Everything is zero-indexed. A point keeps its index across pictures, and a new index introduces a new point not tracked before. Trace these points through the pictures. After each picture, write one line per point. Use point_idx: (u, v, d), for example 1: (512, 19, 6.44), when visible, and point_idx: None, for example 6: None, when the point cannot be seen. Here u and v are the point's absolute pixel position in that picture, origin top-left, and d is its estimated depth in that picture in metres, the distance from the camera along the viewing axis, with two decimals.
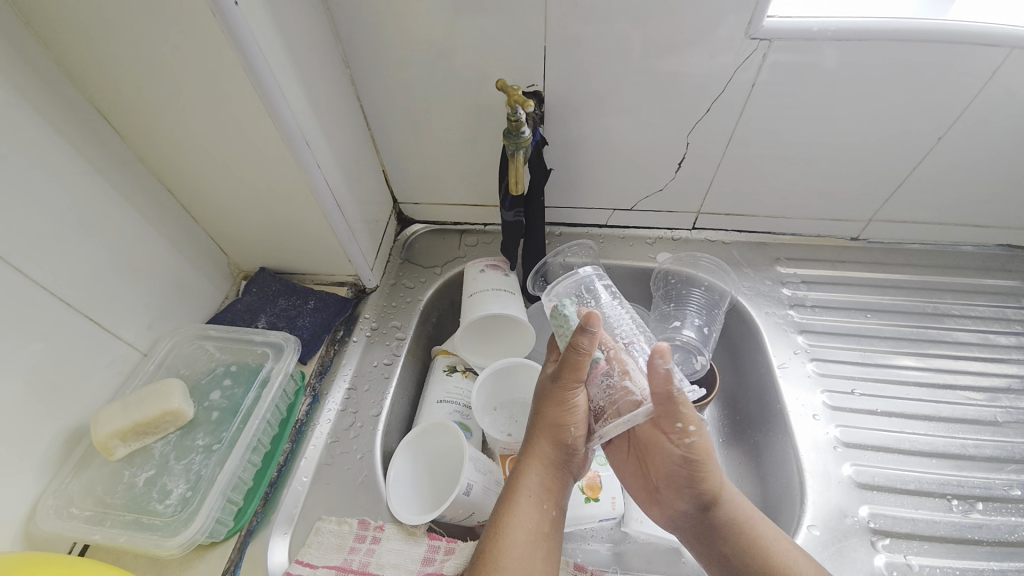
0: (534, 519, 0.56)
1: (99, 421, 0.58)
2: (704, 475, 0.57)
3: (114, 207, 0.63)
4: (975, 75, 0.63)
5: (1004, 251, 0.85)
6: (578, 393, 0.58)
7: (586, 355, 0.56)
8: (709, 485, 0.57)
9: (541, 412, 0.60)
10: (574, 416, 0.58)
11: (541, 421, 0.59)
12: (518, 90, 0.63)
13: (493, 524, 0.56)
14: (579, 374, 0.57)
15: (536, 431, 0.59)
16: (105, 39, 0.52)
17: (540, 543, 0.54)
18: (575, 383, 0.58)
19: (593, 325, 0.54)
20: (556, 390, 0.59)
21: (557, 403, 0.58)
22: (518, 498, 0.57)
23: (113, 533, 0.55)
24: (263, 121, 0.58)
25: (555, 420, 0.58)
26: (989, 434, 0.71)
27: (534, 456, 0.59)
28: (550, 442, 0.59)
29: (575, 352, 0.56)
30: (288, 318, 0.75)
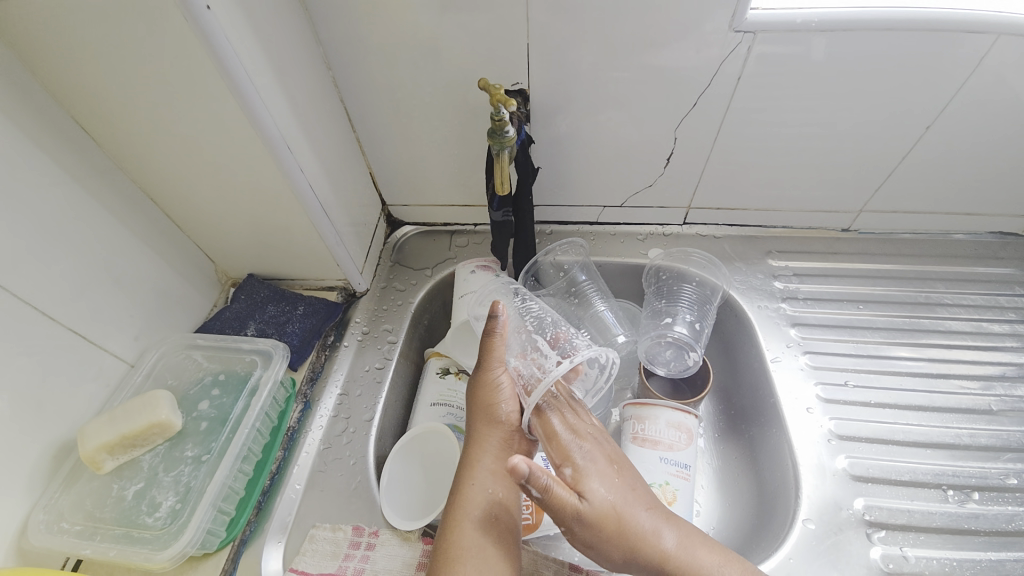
0: (483, 513, 0.54)
1: (86, 434, 0.57)
2: (622, 533, 0.52)
3: (97, 219, 0.62)
4: (962, 62, 0.62)
5: (996, 238, 0.85)
6: (499, 375, 0.61)
7: (498, 336, 0.62)
8: (626, 545, 0.52)
9: (477, 402, 0.62)
10: (500, 394, 0.61)
11: (475, 410, 0.61)
12: (500, 89, 0.62)
13: (445, 525, 0.54)
14: (495, 356, 0.62)
15: (473, 420, 0.61)
16: (79, 48, 0.51)
17: (492, 533, 0.53)
18: (494, 366, 0.62)
19: (498, 311, 0.62)
20: (482, 375, 0.62)
21: (486, 387, 0.62)
22: (466, 488, 0.56)
23: (103, 548, 0.55)
24: (243, 127, 0.57)
25: (484, 403, 0.61)
26: (984, 423, 0.71)
27: (474, 444, 0.59)
28: (489, 426, 0.60)
29: (487, 337, 0.62)
30: (277, 325, 0.75)
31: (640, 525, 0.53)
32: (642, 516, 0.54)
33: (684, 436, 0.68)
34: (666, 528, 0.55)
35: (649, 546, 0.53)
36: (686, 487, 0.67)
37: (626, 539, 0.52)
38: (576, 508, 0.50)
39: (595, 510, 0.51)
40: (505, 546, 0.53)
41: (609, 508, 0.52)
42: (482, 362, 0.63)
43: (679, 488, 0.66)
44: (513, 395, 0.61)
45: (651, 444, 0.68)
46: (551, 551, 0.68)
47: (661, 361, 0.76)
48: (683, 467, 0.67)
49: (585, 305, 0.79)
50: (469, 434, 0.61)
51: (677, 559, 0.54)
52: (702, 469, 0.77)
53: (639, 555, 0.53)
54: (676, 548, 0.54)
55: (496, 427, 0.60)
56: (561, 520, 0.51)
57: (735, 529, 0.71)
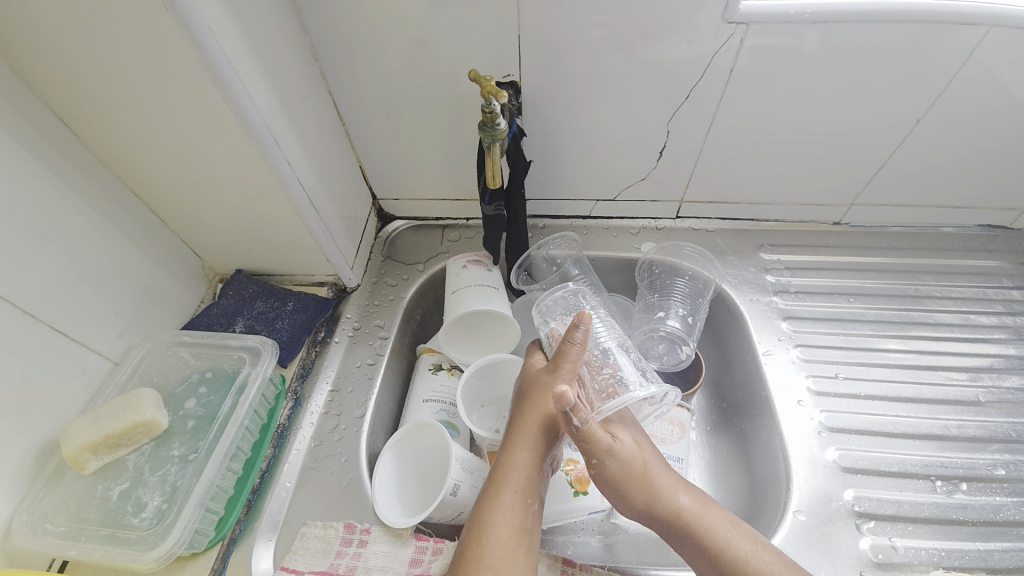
0: (517, 514, 0.55)
1: (68, 434, 0.56)
2: (645, 480, 0.56)
3: (78, 214, 0.60)
4: (953, 55, 0.62)
5: (984, 231, 0.86)
6: (570, 383, 0.59)
7: (580, 345, 0.58)
8: (647, 493, 0.56)
9: (532, 403, 0.60)
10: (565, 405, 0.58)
11: (532, 412, 0.59)
12: (491, 81, 0.61)
13: (477, 521, 0.54)
14: (573, 363, 0.59)
15: (525, 424, 0.59)
16: (56, 37, 0.49)
17: (523, 538, 0.54)
18: (568, 373, 0.59)
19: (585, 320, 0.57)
20: (551, 380, 0.59)
21: (545, 394, 0.59)
22: (505, 492, 0.55)
23: (89, 549, 0.54)
24: (228, 119, 0.56)
25: (546, 410, 0.58)
26: (971, 414, 0.72)
27: (518, 446, 0.58)
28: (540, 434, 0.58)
29: (566, 344, 0.58)
30: (266, 321, 0.74)
31: (660, 477, 0.57)
32: (662, 473, 0.58)
33: (677, 430, 0.69)
34: (684, 490, 0.58)
35: (666, 498, 0.56)
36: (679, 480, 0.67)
37: (648, 486, 0.56)
38: (609, 444, 0.55)
39: (624, 450, 0.56)
40: (531, 547, 0.54)
41: (635, 453, 0.56)
42: (555, 365, 0.60)
43: None
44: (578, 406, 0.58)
45: None
46: (546, 546, 0.68)
47: (654, 355, 0.76)
48: (676, 460, 0.68)
49: None
50: (514, 432, 0.60)
51: (693, 516, 0.56)
52: (694, 462, 0.77)
53: (658, 506, 0.56)
54: (691, 507, 0.56)
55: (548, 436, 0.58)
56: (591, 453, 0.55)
57: None
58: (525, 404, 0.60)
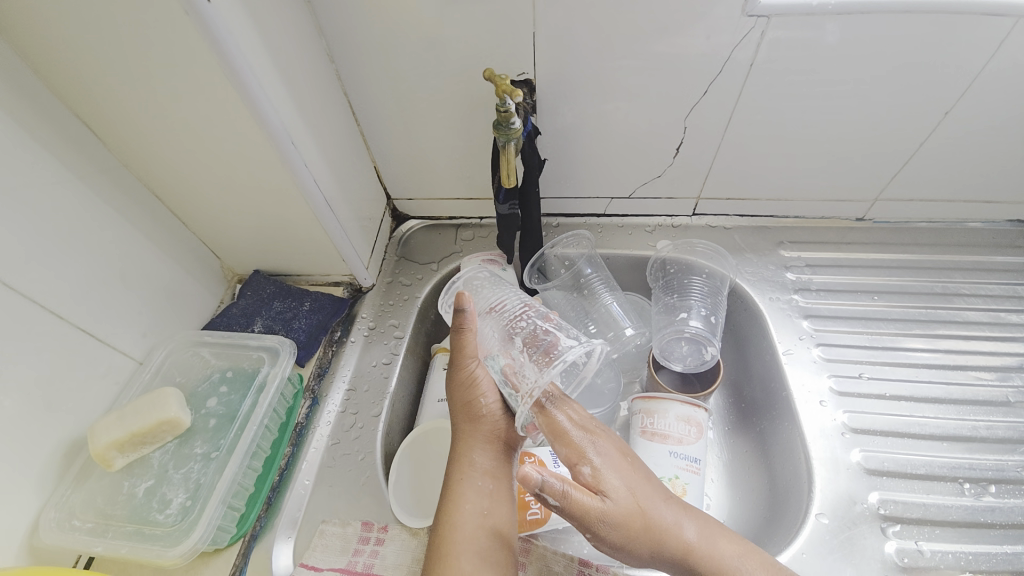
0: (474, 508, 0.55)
1: (96, 432, 0.57)
2: (645, 529, 0.52)
3: (101, 216, 0.61)
4: (985, 45, 0.60)
5: (1014, 226, 0.83)
6: (476, 370, 0.59)
7: (470, 331, 0.59)
8: (650, 540, 0.52)
9: (455, 399, 0.61)
10: (477, 390, 0.59)
11: (456, 408, 0.60)
12: (506, 80, 0.61)
13: (438, 516, 0.55)
14: (468, 353, 0.59)
15: (455, 419, 0.60)
16: (82, 42, 0.50)
17: (484, 524, 0.54)
18: (468, 363, 0.60)
19: (464, 303, 0.59)
20: (457, 375, 0.60)
21: (461, 384, 0.60)
22: (458, 484, 0.56)
23: (116, 545, 0.55)
24: (246, 121, 0.57)
25: (463, 402, 0.60)
26: (1001, 415, 0.70)
27: (461, 441, 0.59)
28: (470, 424, 0.59)
29: (458, 332, 0.59)
30: (284, 321, 0.75)
31: (664, 523, 0.53)
32: (662, 510, 0.54)
33: (694, 430, 0.68)
34: (685, 520, 0.55)
35: (671, 538, 0.53)
36: (695, 480, 0.66)
37: (652, 536, 0.53)
38: (601, 512, 0.50)
39: (619, 510, 0.51)
40: (495, 531, 0.54)
41: (631, 509, 0.52)
42: (455, 360, 0.60)
43: (690, 482, 0.66)
44: (494, 387, 0.60)
45: (660, 438, 0.68)
46: (562, 545, 0.67)
47: (677, 356, 0.75)
48: (694, 460, 0.67)
49: (593, 299, 0.79)
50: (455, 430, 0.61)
51: (699, 550, 0.54)
52: (711, 462, 0.76)
53: (661, 549, 0.53)
54: (697, 539, 0.55)
55: (479, 424, 0.59)
56: (586, 525, 0.50)
57: (745, 523, 0.70)
58: (450, 400, 0.61)
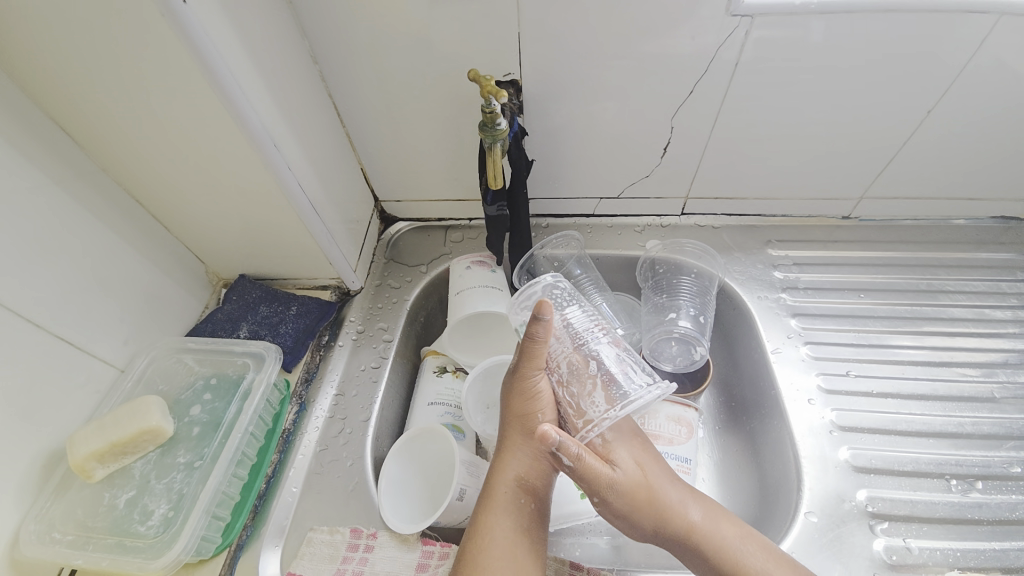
0: (514, 521, 0.54)
1: (74, 443, 0.56)
2: (651, 502, 0.54)
3: (79, 221, 0.60)
4: (966, 44, 0.61)
5: (997, 223, 0.84)
6: (540, 381, 0.57)
7: (541, 342, 0.55)
8: (656, 517, 0.53)
9: (510, 407, 0.58)
10: (539, 403, 0.57)
11: (510, 416, 0.58)
12: (491, 81, 0.62)
13: (474, 522, 0.54)
14: (537, 363, 0.56)
15: (506, 426, 0.58)
16: (57, 45, 0.49)
17: (522, 540, 0.53)
18: (534, 372, 0.56)
19: (544, 312, 0.53)
20: (518, 383, 0.57)
21: (522, 394, 0.57)
22: (497, 493, 0.55)
23: (96, 558, 0.54)
24: (226, 124, 0.56)
25: (520, 411, 0.57)
26: (987, 411, 0.70)
27: (508, 451, 0.57)
28: (521, 436, 0.57)
29: (530, 342, 0.55)
30: (270, 326, 0.74)
31: (670, 502, 0.54)
32: (669, 488, 0.55)
33: (685, 430, 0.68)
34: (693, 500, 0.56)
35: (677, 517, 0.54)
36: (687, 480, 0.66)
37: (657, 511, 0.54)
38: (609, 476, 0.52)
39: (626, 480, 0.53)
40: (533, 547, 0.53)
41: (637, 480, 0.54)
42: (517, 367, 0.57)
43: (681, 483, 0.65)
44: (553, 402, 0.58)
45: (651, 439, 0.68)
46: (553, 548, 0.67)
47: (667, 356, 0.75)
48: (684, 460, 0.67)
49: (583, 300, 0.78)
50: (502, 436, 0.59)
51: (704, 532, 0.54)
52: (703, 461, 0.76)
53: (668, 527, 0.54)
54: (702, 522, 0.54)
55: (532, 438, 0.57)
56: (593, 488, 0.52)
57: None
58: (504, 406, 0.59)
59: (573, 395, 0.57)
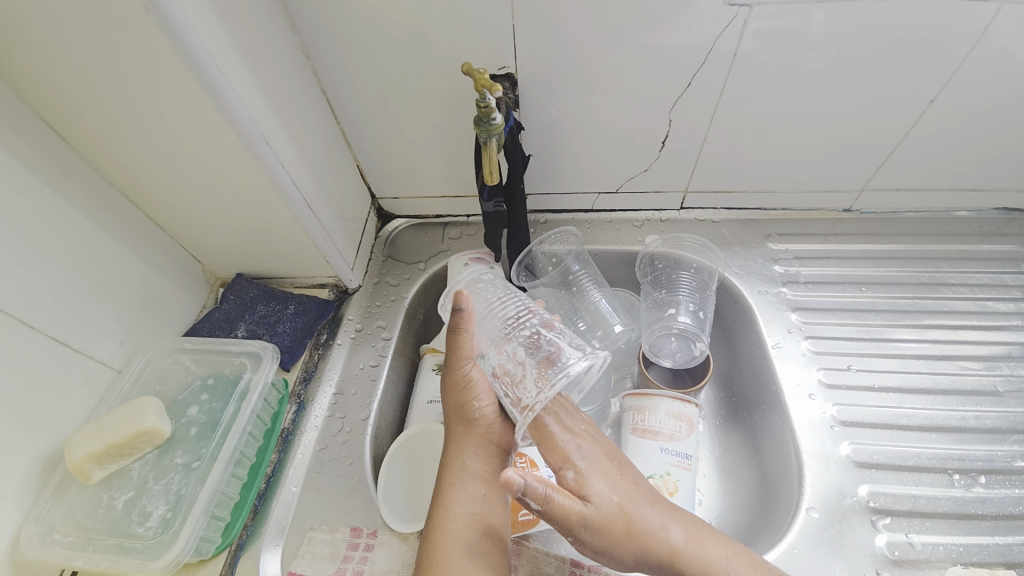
0: (466, 515, 0.54)
1: (72, 445, 0.56)
2: (630, 533, 0.52)
3: (72, 223, 0.60)
4: (969, 31, 0.60)
5: (1001, 214, 0.83)
6: (470, 370, 0.57)
7: (466, 330, 0.57)
8: (635, 546, 0.52)
9: (448, 401, 0.59)
10: (473, 392, 0.57)
11: (449, 411, 0.59)
12: (485, 74, 0.60)
13: (431, 522, 0.54)
14: (462, 351, 0.57)
15: (449, 420, 0.59)
16: (43, 43, 0.49)
17: (475, 531, 0.53)
18: (462, 362, 0.57)
19: (463, 302, 0.57)
20: (450, 375, 0.58)
21: (455, 386, 0.58)
22: (448, 489, 0.55)
23: (95, 559, 0.54)
24: (217, 123, 0.55)
25: (456, 404, 0.58)
26: (990, 405, 0.70)
27: (454, 444, 0.58)
28: (464, 427, 0.58)
29: (454, 332, 0.57)
30: (268, 325, 0.74)
31: (649, 526, 0.53)
32: (648, 512, 0.54)
33: (685, 426, 0.67)
34: (673, 523, 0.55)
35: (657, 543, 0.53)
36: (687, 477, 0.66)
37: (636, 540, 0.53)
38: (583, 515, 0.50)
39: (601, 513, 0.51)
40: (490, 538, 0.53)
41: (614, 511, 0.52)
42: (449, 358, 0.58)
43: (681, 479, 0.65)
44: (488, 387, 0.58)
45: (651, 435, 0.67)
46: (554, 544, 0.67)
47: (667, 352, 0.75)
48: (684, 456, 0.67)
49: (581, 296, 0.78)
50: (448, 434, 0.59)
51: (687, 554, 0.54)
52: (703, 457, 0.76)
53: (649, 555, 0.53)
54: (685, 543, 0.54)
55: (473, 427, 0.57)
56: (568, 529, 0.50)
57: (736, 517, 0.70)
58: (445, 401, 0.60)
59: (507, 381, 0.55)
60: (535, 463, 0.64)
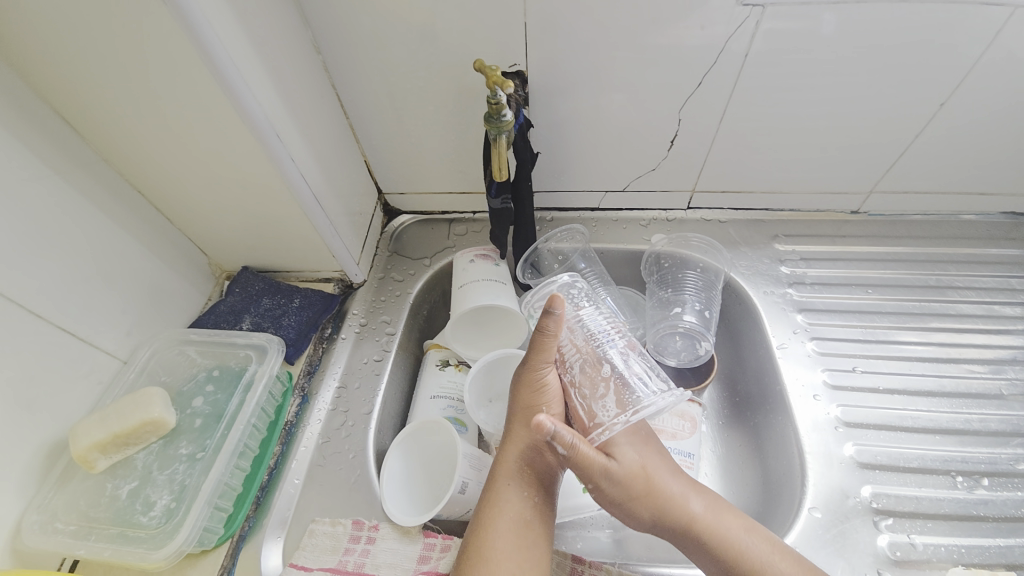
0: (517, 517, 0.54)
1: (77, 434, 0.56)
2: (650, 495, 0.54)
3: (81, 212, 0.60)
4: (982, 34, 0.59)
5: (1008, 218, 0.83)
6: (547, 374, 0.57)
7: (552, 335, 0.55)
8: (654, 506, 0.54)
9: (516, 399, 0.58)
10: (544, 395, 0.57)
11: (516, 409, 0.58)
12: (496, 71, 0.60)
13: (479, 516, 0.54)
14: (546, 355, 0.56)
15: (512, 417, 0.58)
16: (55, 30, 0.49)
17: (525, 533, 0.53)
18: (542, 365, 0.57)
19: (556, 305, 0.54)
20: (524, 375, 0.58)
21: (528, 386, 0.57)
22: (499, 486, 0.55)
23: (99, 548, 0.54)
24: (227, 114, 0.55)
25: (524, 404, 0.57)
26: (994, 408, 0.70)
27: (512, 445, 0.57)
28: (525, 427, 0.57)
29: (539, 333, 0.56)
30: (273, 318, 0.73)
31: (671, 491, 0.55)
32: (670, 481, 0.55)
33: (688, 425, 0.68)
34: (694, 494, 0.55)
35: (677, 508, 0.54)
36: (690, 476, 0.65)
37: (656, 503, 0.54)
38: (606, 467, 0.52)
39: (624, 470, 0.53)
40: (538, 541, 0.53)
41: (636, 470, 0.54)
42: (527, 357, 0.58)
43: None
44: (561, 397, 0.58)
45: (655, 434, 0.67)
46: (556, 541, 0.67)
47: (672, 351, 0.75)
48: (687, 455, 0.66)
49: None
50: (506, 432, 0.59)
51: (705, 523, 0.54)
52: (705, 456, 0.76)
53: (668, 518, 0.54)
54: (704, 513, 0.54)
55: (535, 429, 0.56)
56: (588, 477, 0.53)
57: None
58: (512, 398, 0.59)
59: (584, 397, 0.57)
60: None
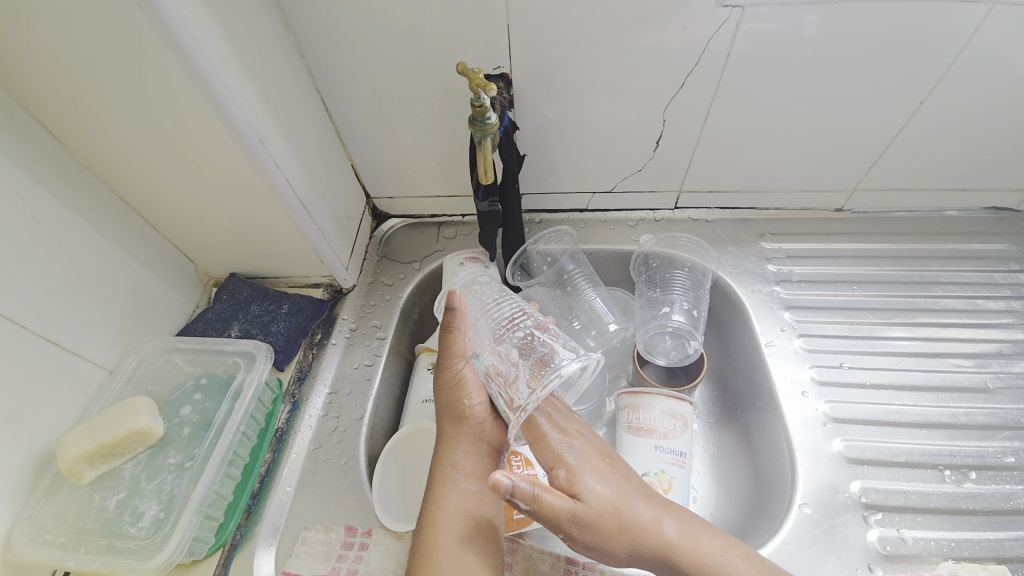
0: (459, 513, 0.53)
1: (63, 446, 0.56)
2: (622, 529, 0.52)
3: (64, 221, 0.59)
4: (959, 32, 0.60)
5: (990, 213, 0.84)
6: (462, 367, 0.58)
7: (459, 329, 0.58)
8: (628, 539, 0.53)
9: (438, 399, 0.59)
10: (463, 389, 0.57)
11: (441, 408, 0.59)
12: (479, 73, 0.60)
13: (423, 521, 0.54)
14: (455, 348, 0.58)
15: (440, 418, 0.59)
16: (35, 41, 0.48)
17: (467, 526, 0.53)
18: (455, 359, 0.58)
19: (456, 301, 0.57)
20: (440, 372, 0.59)
21: (445, 384, 0.59)
22: (439, 485, 0.55)
23: (87, 560, 0.54)
24: (210, 120, 0.55)
25: (447, 401, 0.58)
26: (981, 401, 0.71)
27: (445, 443, 0.58)
28: (453, 424, 0.58)
29: (445, 330, 0.58)
30: (262, 325, 0.73)
31: (642, 518, 0.54)
32: (642, 507, 0.55)
33: (679, 423, 0.68)
34: (666, 517, 0.55)
35: (651, 536, 0.53)
36: (681, 474, 0.66)
37: (629, 535, 0.53)
38: (575, 512, 0.49)
39: (593, 510, 0.51)
40: (482, 536, 0.53)
41: (606, 506, 0.52)
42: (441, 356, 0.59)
43: (675, 476, 0.66)
44: (480, 385, 0.58)
45: (645, 433, 0.68)
46: (549, 543, 0.67)
47: (661, 351, 0.75)
48: (678, 454, 0.67)
49: (576, 295, 0.78)
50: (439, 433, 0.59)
51: (682, 547, 0.54)
52: (697, 454, 0.76)
53: (644, 548, 0.53)
54: (680, 537, 0.54)
55: (463, 424, 0.57)
56: (557, 526, 0.49)
57: (730, 514, 0.71)
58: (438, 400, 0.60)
59: (500, 381, 0.56)
60: (530, 462, 0.64)
